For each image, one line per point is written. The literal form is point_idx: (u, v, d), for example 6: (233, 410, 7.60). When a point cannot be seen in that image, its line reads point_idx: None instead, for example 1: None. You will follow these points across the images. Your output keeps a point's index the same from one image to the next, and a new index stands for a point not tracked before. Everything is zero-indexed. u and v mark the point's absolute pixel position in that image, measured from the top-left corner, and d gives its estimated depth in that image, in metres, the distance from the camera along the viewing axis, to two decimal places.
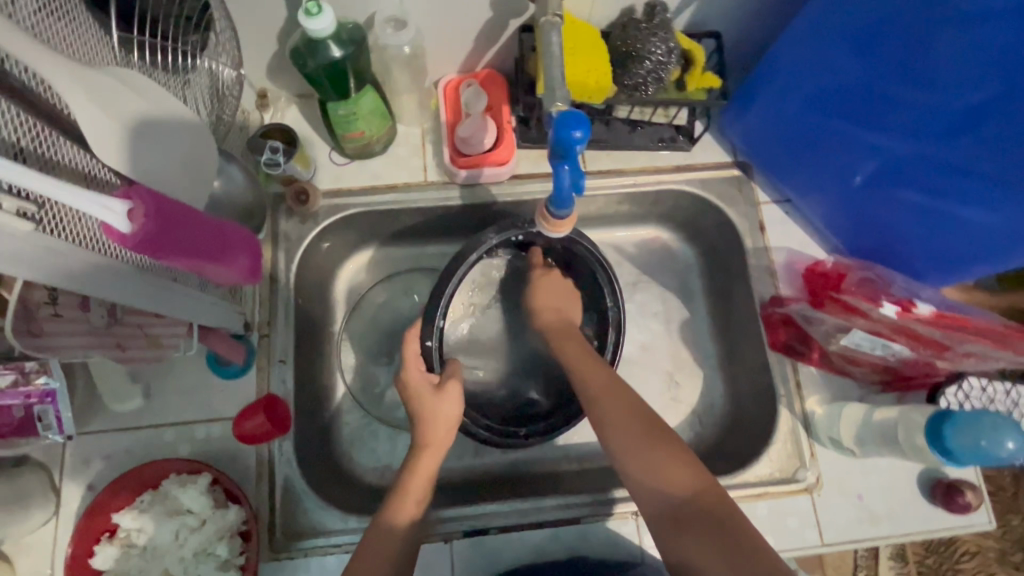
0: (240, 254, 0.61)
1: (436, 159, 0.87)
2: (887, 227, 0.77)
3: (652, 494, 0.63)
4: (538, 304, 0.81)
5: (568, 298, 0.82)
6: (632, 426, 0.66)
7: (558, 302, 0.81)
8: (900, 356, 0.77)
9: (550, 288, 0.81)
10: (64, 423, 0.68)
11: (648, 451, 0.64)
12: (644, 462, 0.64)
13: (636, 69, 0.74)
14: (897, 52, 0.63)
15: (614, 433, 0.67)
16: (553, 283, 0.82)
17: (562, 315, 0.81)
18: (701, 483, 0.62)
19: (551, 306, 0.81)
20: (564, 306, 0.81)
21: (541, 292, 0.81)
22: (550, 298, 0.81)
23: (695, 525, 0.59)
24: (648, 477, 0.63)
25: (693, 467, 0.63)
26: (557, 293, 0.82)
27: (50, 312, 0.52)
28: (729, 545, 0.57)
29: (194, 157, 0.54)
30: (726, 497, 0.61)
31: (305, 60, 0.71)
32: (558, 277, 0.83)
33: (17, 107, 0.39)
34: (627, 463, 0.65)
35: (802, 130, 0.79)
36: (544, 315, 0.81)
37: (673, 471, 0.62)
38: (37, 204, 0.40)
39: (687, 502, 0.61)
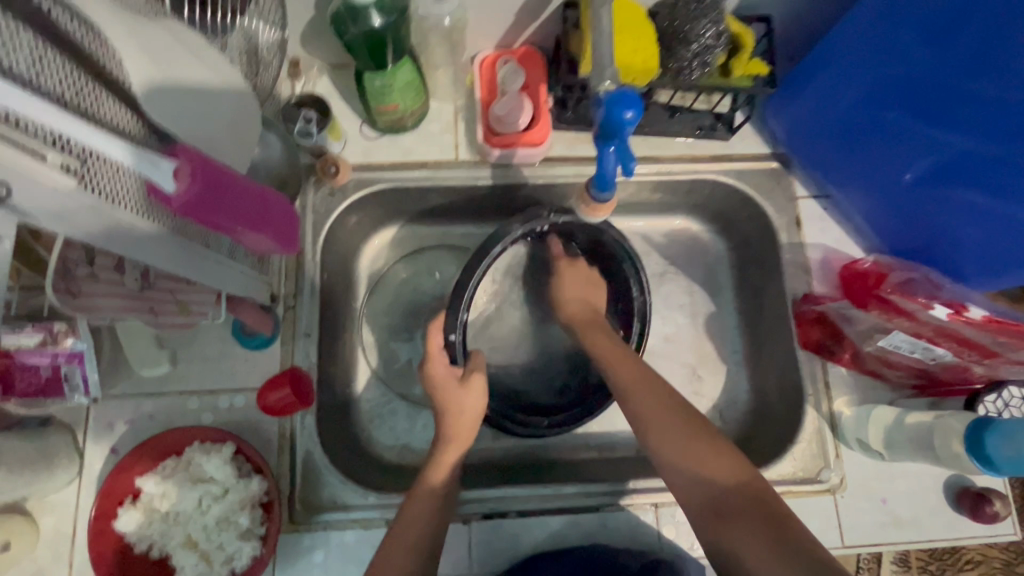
0: (279, 223, 0.59)
1: (469, 136, 0.85)
2: (935, 227, 0.74)
3: (694, 483, 0.62)
4: (562, 295, 0.80)
5: (591, 287, 0.81)
6: (666, 419, 0.66)
7: (582, 292, 0.80)
8: (941, 360, 0.75)
9: (577, 280, 0.81)
10: (90, 385, 0.66)
11: (688, 443, 0.63)
12: (677, 449, 0.63)
13: (682, 52, 0.72)
14: (966, 42, 0.59)
15: (653, 425, 0.66)
16: (579, 275, 0.81)
17: (589, 305, 0.80)
18: (738, 476, 0.61)
19: (576, 296, 0.80)
20: (590, 296, 0.80)
21: (566, 285, 0.81)
22: (575, 289, 0.80)
23: (739, 517, 0.58)
24: (685, 464, 0.62)
25: (732, 456, 0.62)
26: (581, 283, 0.81)
27: (87, 272, 0.53)
28: (776, 536, 0.55)
29: (239, 125, 0.53)
30: (769, 491, 0.60)
31: (346, 26, 0.68)
32: (581, 266, 0.82)
33: (61, 57, 0.38)
34: (661, 450, 0.64)
35: (853, 123, 0.76)
36: (569, 305, 0.80)
37: (712, 459, 0.62)
38: (79, 160, 0.39)
39: (727, 492, 0.60)
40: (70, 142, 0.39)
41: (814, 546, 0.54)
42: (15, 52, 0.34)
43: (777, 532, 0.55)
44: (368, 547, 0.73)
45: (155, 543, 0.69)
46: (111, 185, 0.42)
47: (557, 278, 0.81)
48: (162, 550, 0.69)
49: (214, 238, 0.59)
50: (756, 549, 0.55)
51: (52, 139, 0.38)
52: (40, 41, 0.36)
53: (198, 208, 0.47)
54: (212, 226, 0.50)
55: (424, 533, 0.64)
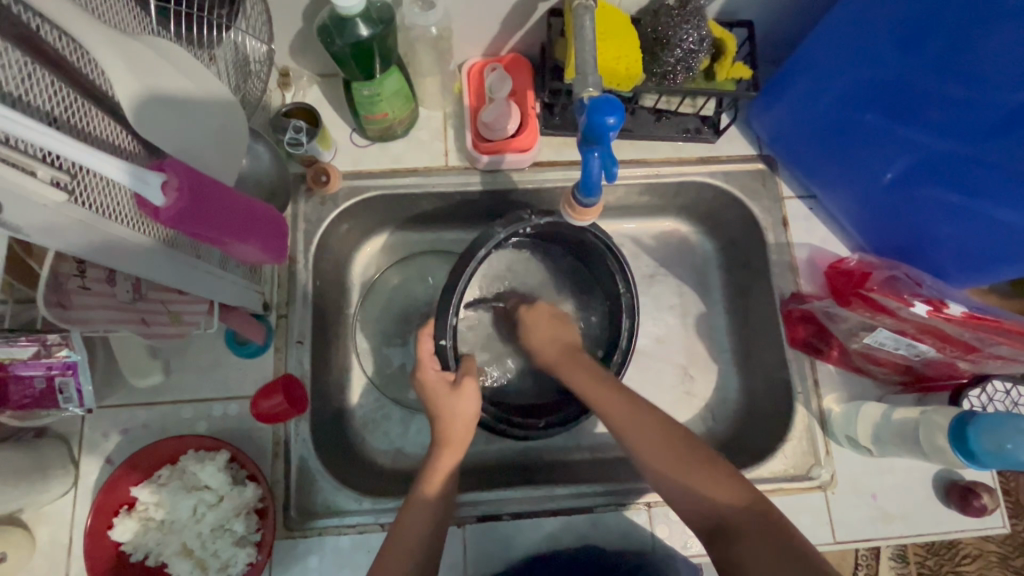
0: (267, 234, 0.59)
1: (458, 143, 0.86)
2: (918, 226, 0.76)
3: (701, 511, 0.62)
4: (533, 340, 0.81)
5: (560, 325, 0.81)
6: (664, 448, 0.66)
7: (551, 330, 0.80)
8: (925, 356, 0.76)
9: (544, 317, 0.81)
10: (85, 397, 0.65)
11: (690, 468, 0.64)
12: (682, 476, 0.63)
13: (665, 58, 0.73)
14: (944, 45, 0.60)
15: (647, 450, 0.66)
16: (544, 314, 0.82)
17: (561, 341, 0.80)
18: (741, 496, 0.61)
19: (547, 335, 0.80)
20: (559, 332, 0.80)
21: (533, 328, 0.81)
22: (542, 329, 0.81)
23: (745, 536, 0.58)
24: (692, 490, 0.63)
25: (731, 478, 0.62)
26: (549, 321, 0.81)
27: (78, 285, 0.53)
28: (784, 555, 0.55)
29: (225, 137, 0.53)
30: (767, 505, 0.60)
31: (333, 38, 0.69)
32: (545, 308, 0.83)
33: (51, 76, 0.39)
34: (662, 474, 0.65)
35: (835, 125, 0.77)
36: (541, 349, 0.80)
37: (710, 481, 0.62)
38: (70, 175, 0.41)
39: (733, 515, 0.60)
40: (60, 157, 0.40)
41: (814, 555, 0.55)
42: (5, 71, 0.35)
43: (785, 551, 0.56)
44: (362, 551, 0.74)
45: (150, 552, 0.69)
46: (101, 199, 0.44)
47: (523, 326, 0.82)
48: (158, 558, 0.70)
49: (207, 250, 0.60)
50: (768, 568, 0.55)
51: (42, 155, 0.39)
52: (27, 59, 0.37)
53: (189, 220, 0.47)
54: (203, 238, 0.51)
55: (418, 544, 0.64)
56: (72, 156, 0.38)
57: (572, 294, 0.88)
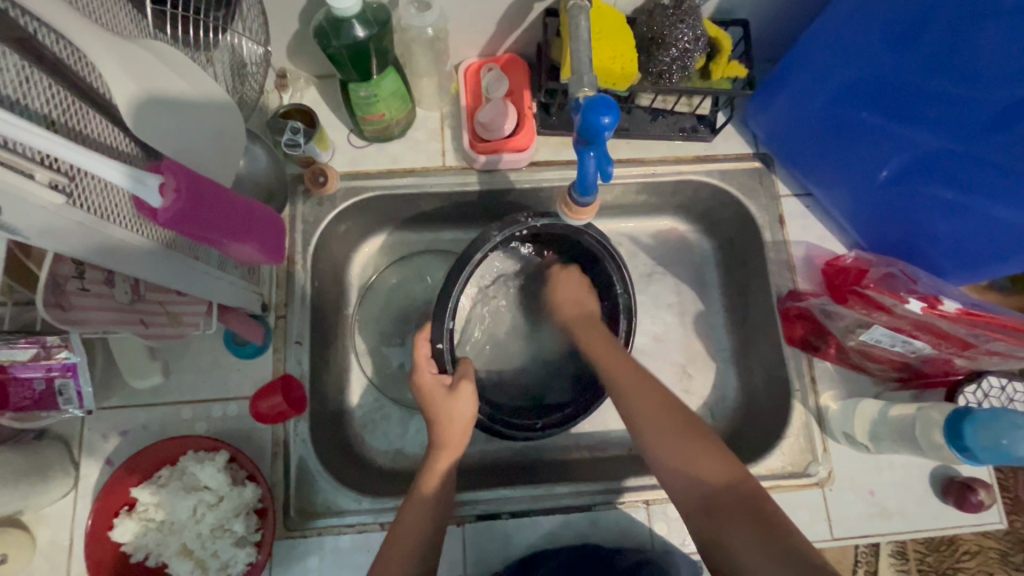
0: (265, 234, 0.59)
1: (455, 143, 0.86)
2: (914, 223, 0.76)
3: (688, 485, 0.62)
4: (558, 298, 0.83)
5: (584, 290, 0.83)
6: (664, 421, 0.66)
7: (577, 294, 0.83)
8: (921, 353, 0.76)
9: (570, 282, 0.83)
10: (84, 398, 0.66)
11: (682, 444, 0.64)
12: (673, 450, 0.64)
13: (661, 57, 0.73)
14: (938, 42, 0.60)
15: (647, 427, 0.67)
16: (572, 279, 0.84)
17: (583, 307, 0.82)
18: (729, 473, 0.62)
19: (572, 297, 0.82)
20: (584, 299, 0.82)
21: (560, 288, 0.84)
22: (570, 291, 0.83)
23: (733, 515, 0.58)
24: (681, 464, 0.63)
25: (720, 454, 0.63)
26: (575, 286, 0.83)
27: (78, 287, 0.53)
28: (770, 540, 0.56)
29: (223, 140, 0.54)
30: (758, 488, 0.60)
31: (330, 39, 0.69)
32: (575, 272, 0.85)
33: (49, 79, 0.39)
34: (658, 455, 0.65)
35: (832, 123, 0.77)
36: (562, 310, 0.82)
37: (703, 460, 0.63)
38: (67, 177, 0.41)
39: (719, 494, 0.60)
40: (58, 160, 0.40)
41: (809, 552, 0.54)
42: (3, 75, 0.35)
43: (767, 531, 0.56)
44: (362, 551, 0.74)
45: (151, 552, 0.70)
46: (99, 201, 0.44)
47: (552, 283, 0.85)
48: (158, 559, 0.70)
49: (204, 250, 0.60)
50: (749, 543, 0.56)
51: (40, 158, 0.39)
52: (24, 62, 0.37)
53: (186, 221, 0.48)
54: (200, 238, 0.51)
55: (417, 543, 0.65)
56: (69, 158, 0.39)
57: None
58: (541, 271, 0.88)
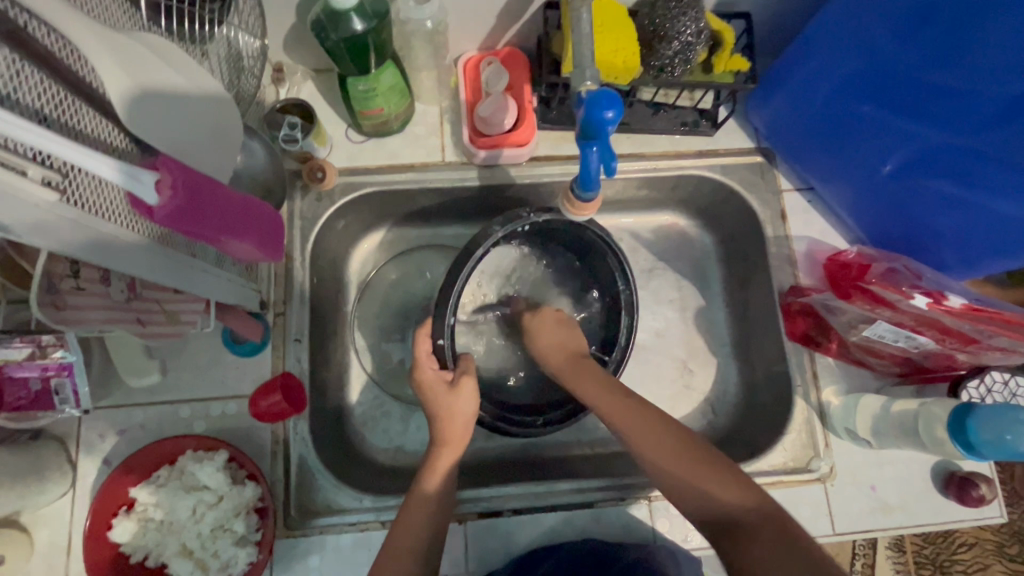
0: (262, 234, 0.59)
1: (454, 138, 0.85)
2: (916, 217, 0.75)
3: (708, 511, 0.61)
4: (540, 346, 0.80)
5: (567, 331, 0.81)
6: (671, 449, 0.65)
7: (559, 337, 0.80)
8: (924, 348, 0.76)
9: (550, 327, 0.81)
10: (80, 397, 0.65)
11: (695, 468, 0.63)
12: (685, 475, 0.63)
13: (663, 50, 0.72)
14: (941, 36, 0.60)
15: (655, 455, 0.65)
16: (551, 322, 0.82)
17: (568, 348, 0.79)
18: (750, 496, 0.60)
19: (554, 343, 0.79)
20: (566, 339, 0.79)
21: (541, 335, 0.81)
22: (552, 336, 0.80)
23: (755, 534, 0.57)
24: (695, 488, 0.62)
25: (740, 479, 0.61)
26: (555, 329, 0.81)
27: (72, 286, 0.52)
28: (795, 550, 0.54)
29: (218, 135, 0.53)
30: (772, 500, 0.60)
31: (327, 32, 0.67)
32: (553, 313, 0.83)
33: (40, 73, 0.38)
34: (673, 482, 0.64)
35: (834, 118, 0.76)
36: (547, 352, 0.79)
37: (716, 481, 0.61)
38: (62, 174, 0.40)
39: (740, 514, 0.59)
40: (51, 156, 0.39)
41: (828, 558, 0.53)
42: None
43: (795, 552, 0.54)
44: (363, 549, 0.73)
45: (151, 552, 0.69)
46: (92, 198, 0.43)
47: (531, 333, 0.82)
48: (158, 559, 0.70)
49: (201, 247, 0.59)
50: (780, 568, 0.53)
51: (33, 154, 0.38)
52: (18, 57, 0.36)
53: (182, 219, 0.47)
54: (197, 236, 0.50)
55: (420, 545, 0.64)
56: (62, 155, 0.38)
57: (571, 293, 0.88)
58: (540, 268, 0.88)
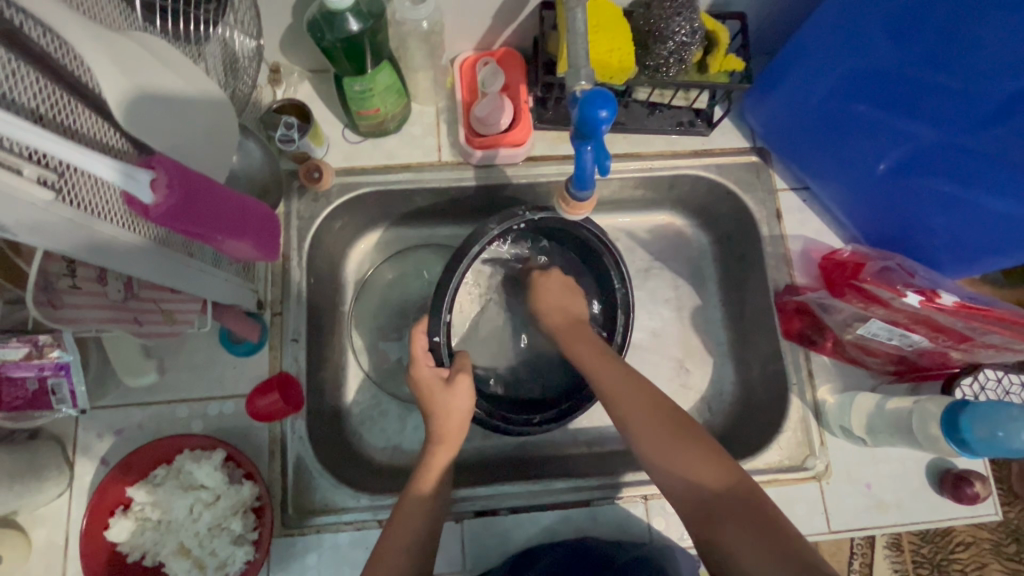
0: (259, 231, 0.59)
1: (451, 138, 0.86)
2: (910, 216, 0.76)
3: (685, 489, 0.62)
4: (542, 306, 0.82)
5: (569, 294, 0.82)
6: (657, 426, 0.65)
7: (562, 300, 0.81)
8: (917, 346, 0.76)
9: (553, 289, 0.82)
10: (78, 397, 0.65)
11: (678, 449, 0.63)
12: (667, 453, 0.64)
13: (658, 50, 0.73)
14: (936, 35, 0.60)
15: (639, 431, 0.66)
16: (554, 283, 0.83)
17: (568, 313, 0.80)
18: (729, 478, 0.61)
19: (556, 304, 0.81)
20: (567, 304, 0.81)
21: (543, 295, 0.82)
22: (554, 297, 0.81)
23: (732, 518, 0.58)
24: (675, 468, 0.63)
25: (718, 460, 0.62)
26: (558, 291, 0.82)
27: (69, 284, 0.53)
28: (773, 542, 0.55)
29: (213, 135, 0.54)
30: (753, 485, 0.60)
31: (323, 32, 0.68)
32: (556, 275, 0.83)
33: (36, 73, 0.38)
34: (652, 458, 0.65)
35: (828, 117, 0.77)
36: (549, 314, 0.81)
37: (698, 461, 0.62)
38: (57, 173, 0.40)
39: (718, 498, 0.60)
40: (46, 155, 0.39)
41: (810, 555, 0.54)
42: None
43: (773, 541, 0.55)
44: (360, 548, 0.74)
45: (148, 552, 0.69)
46: (88, 196, 0.43)
47: (534, 291, 0.83)
48: (156, 558, 0.70)
49: (197, 247, 0.59)
50: (755, 551, 0.55)
51: (29, 153, 0.38)
52: (14, 57, 0.36)
53: (180, 219, 0.47)
54: (195, 235, 0.51)
55: (416, 541, 0.65)
56: (57, 154, 0.38)
57: None
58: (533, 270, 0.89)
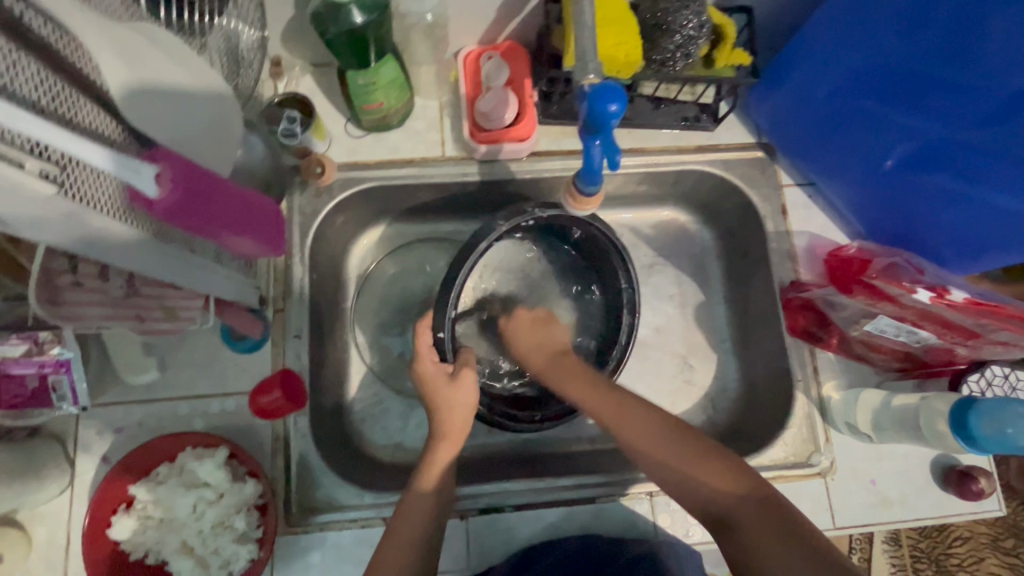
0: (262, 225, 0.58)
1: (454, 133, 0.85)
2: (916, 211, 0.76)
3: (703, 500, 0.61)
4: (520, 350, 0.79)
5: (544, 328, 0.79)
6: (665, 440, 0.65)
7: (537, 337, 0.78)
8: (925, 343, 0.76)
9: (528, 326, 0.79)
10: (80, 394, 0.64)
11: (690, 459, 0.63)
12: (681, 465, 0.63)
13: (665, 44, 0.72)
14: (941, 31, 0.59)
15: (647, 447, 0.65)
16: (529, 321, 0.80)
17: (547, 346, 0.78)
18: (743, 483, 0.60)
19: (533, 342, 0.78)
20: (544, 337, 0.79)
21: (519, 338, 0.79)
22: (528, 337, 0.79)
23: (751, 525, 0.57)
24: (690, 479, 0.62)
25: (730, 467, 0.61)
26: (533, 328, 0.80)
27: (70, 281, 0.52)
28: (792, 540, 0.54)
29: (220, 129, 0.52)
30: (768, 487, 0.59)
31: (326, 25, 0.67)
32: (526, 314, 0.81)
33: (37, 64, 0.37)
34: (666, 469, 0.64)
35: (834, 113, 0.76)
36: (529, 355, 0.78)
37: (710, 471, 0.61)
38: (60, 167, 0.38)
39: (736, 503, 0.59)
40: (49, 148, 0.37)
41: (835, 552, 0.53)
42: None
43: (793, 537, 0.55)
44: (364, 545, 0.73)
45: (150, 550, 0.69)
46: (93, 192, 0.41)
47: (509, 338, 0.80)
48: (158, 556, 0.69)
49: (201, 242, 0.58)
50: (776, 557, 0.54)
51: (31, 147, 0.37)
52: (14, 47, 0.35)
53: (181, 213, 0.47)
54: (196, 230, 0.50)
55: (416, 541, 0.64)
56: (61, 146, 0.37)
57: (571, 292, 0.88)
58: (541, 266, 0.88)
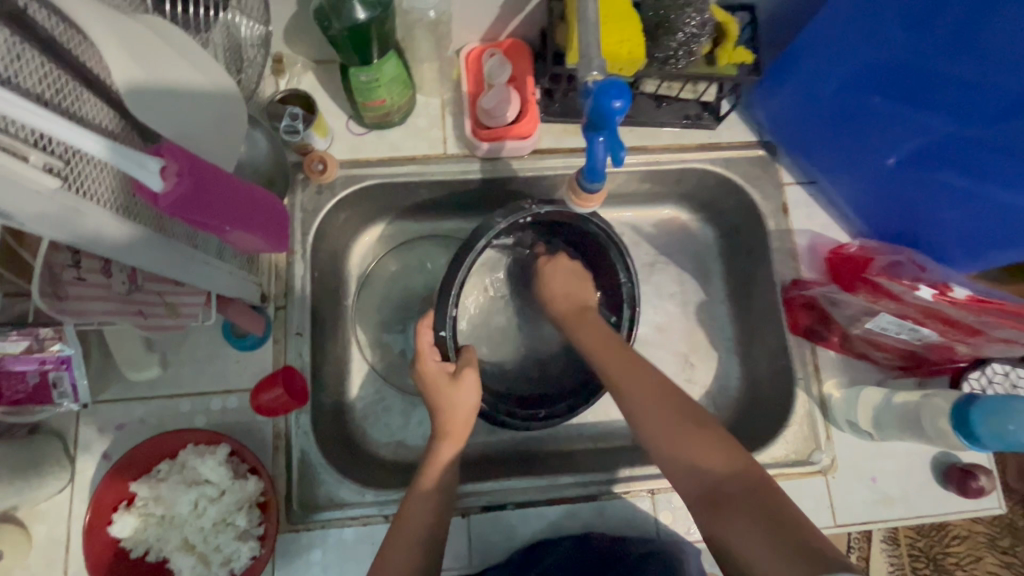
0: (268, 221, 0.58)
1: (456, 130, 0.85)
2: (919, 209, 0.76)
3: (690, 476, 0.61)
4: (549, 293, 0.82)
5: (577, 279, 0.82)
6: (664, 414, 0.66)
7: (568, 286, 0.81)
8: (927, 341, 0.76)
9: (561, 274, 0.82)
10: (80, 391, 0.64)
11: (683, 436, 0.63)
12: (675, 440, 0.63)
13: (668, 42, 0.72)
14: (946, 28, 0.59)
15: (647, 420, 0.66)
16: (562, 268, 0.83)
17: (575, 298, 0.81)
18: (736, 463, 0.60)
19: (563, 290, 0.81)
20: (574, 288, 0.81)
21: (551, 281, 0.82)
22: (560, 284, 0.82)
23: (736, 506, 0.57)
24: (682, 454, 0.62)
25: (726, 446, 0.61)
26: (566, 276, 0.82)
27: (73, 275, 0.53)
28: (771, 524, 0.54)
29: (232, 127, 0.52)
30: (759, 472, 0.59)
31: (330, 21, 0.67)
32: (564, 260, 0.83)
33: (42, 58, 0.37)
34: (659, 444, 0.65)
35: (838, 110, 0.76)
36: (556, 300, 0.81)
37: (702, 450, 0.61)
38: (63, 160, 0.39)
39: (723, 483, 0.59)
40: (53, 142, 0.38)
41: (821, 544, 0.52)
42: None
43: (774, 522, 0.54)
44: (366, 543, 0.73)
45: (151, 547, 0.68)
46: (94, 186, 0.42)
47: (541, 278, 0.83)
48: (159, 554, 0.69)
49: (203, 239, 0.58)
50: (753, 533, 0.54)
51: (35, 139, 0.37)
52: (18, 39, 0.35)
53: (187, 208, 0.46)
54: (202, 225, 0.50)
55: (419, 538, 0.64)
56: (65, 139, 0.37)
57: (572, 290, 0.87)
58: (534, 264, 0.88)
